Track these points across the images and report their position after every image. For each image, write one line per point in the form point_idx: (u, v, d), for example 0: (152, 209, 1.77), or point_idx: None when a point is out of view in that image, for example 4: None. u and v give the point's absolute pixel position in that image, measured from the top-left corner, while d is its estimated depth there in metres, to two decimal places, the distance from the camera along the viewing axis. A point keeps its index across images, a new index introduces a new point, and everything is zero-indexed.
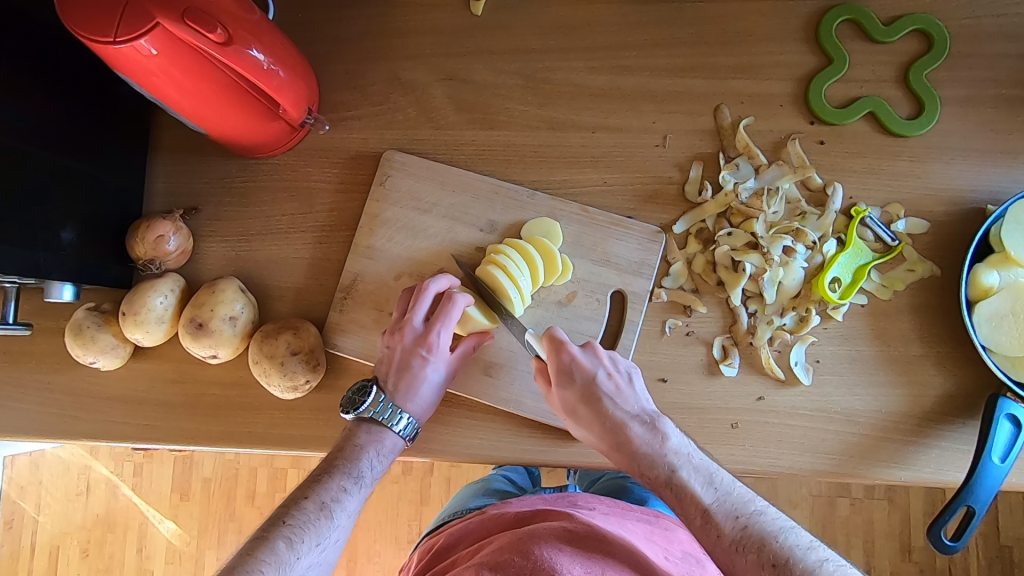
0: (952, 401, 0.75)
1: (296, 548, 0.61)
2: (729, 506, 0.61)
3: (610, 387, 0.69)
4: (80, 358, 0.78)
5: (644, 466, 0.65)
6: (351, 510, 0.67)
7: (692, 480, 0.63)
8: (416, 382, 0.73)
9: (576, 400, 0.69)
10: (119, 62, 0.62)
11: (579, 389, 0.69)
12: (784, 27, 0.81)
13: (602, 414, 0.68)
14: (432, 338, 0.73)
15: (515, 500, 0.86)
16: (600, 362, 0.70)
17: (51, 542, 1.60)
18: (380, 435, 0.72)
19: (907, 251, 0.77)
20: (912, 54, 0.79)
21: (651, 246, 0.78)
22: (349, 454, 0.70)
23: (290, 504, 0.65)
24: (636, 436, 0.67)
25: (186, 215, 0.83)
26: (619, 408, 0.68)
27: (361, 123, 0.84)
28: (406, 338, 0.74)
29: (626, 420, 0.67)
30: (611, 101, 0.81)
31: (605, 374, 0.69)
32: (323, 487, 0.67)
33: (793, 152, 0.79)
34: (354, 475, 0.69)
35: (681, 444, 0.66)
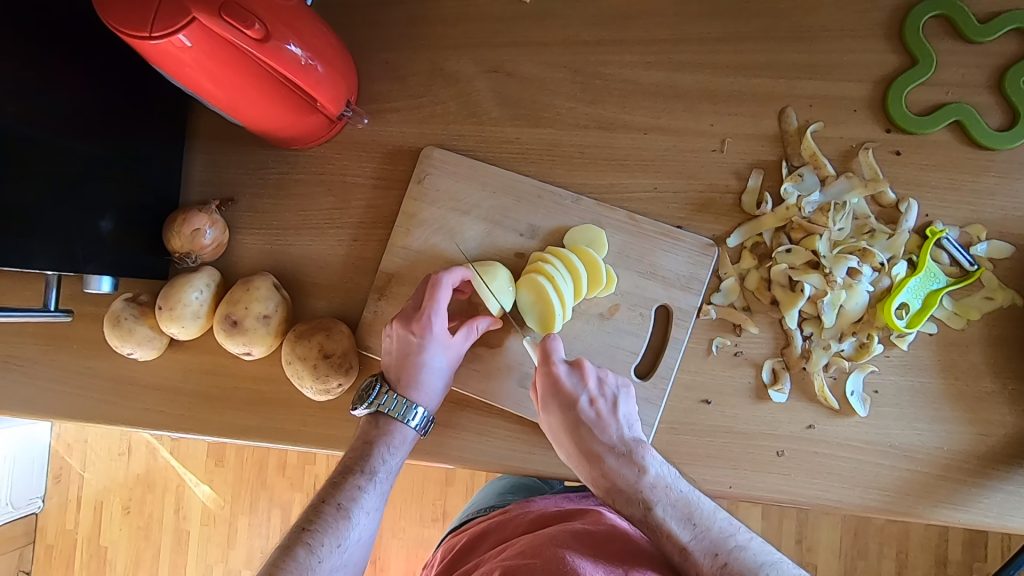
0: (1023, 443, 0.69)
1: (316, 551, 0.63)
2: (718, 547, 0.62)
3: (591, 414, 0.68)
4: (117, 348, 0.78)
5: (618, 500, 0.67)
6: (368, 509, 0.68)
7: (668, 518, 0.64)
8: (417, 371, 0.71)
9: (552, 421, 0.69)
10: (156, 56, 0.59)
11: (560, 415, 0.68)
12: (864, 23, 0.73)
13: (581, 442, 0.68)
14: (426, 323, 0.71)
15: (538, 500, 0.85)
16: (582, 386, 0.68)
17: (95, 497, 1.67)
18: (390, 428, 0.71)
19: (986, 277, 0.70)
20: (1008, 57, 0.71)
21: (702, 259, 0.74)
22: (360, 452, 0.71)
23: (307, 511, 0.66)
24: (611, 467, 0.67)
25: (222, 206, 0.81)
26: (598, 438, 0.68)
27: (401, 116, 0.80)
28: (401, 326, 0.72)
29: (602, 450, 0.68)
30: (666, 100, 0.76)
31: (587, 400, 0.68)
32: (338, 489, 0.68)
33: (865, 163, 0.72)
34: (367, 473, 0.69)
35: (659, 477, 0.66)
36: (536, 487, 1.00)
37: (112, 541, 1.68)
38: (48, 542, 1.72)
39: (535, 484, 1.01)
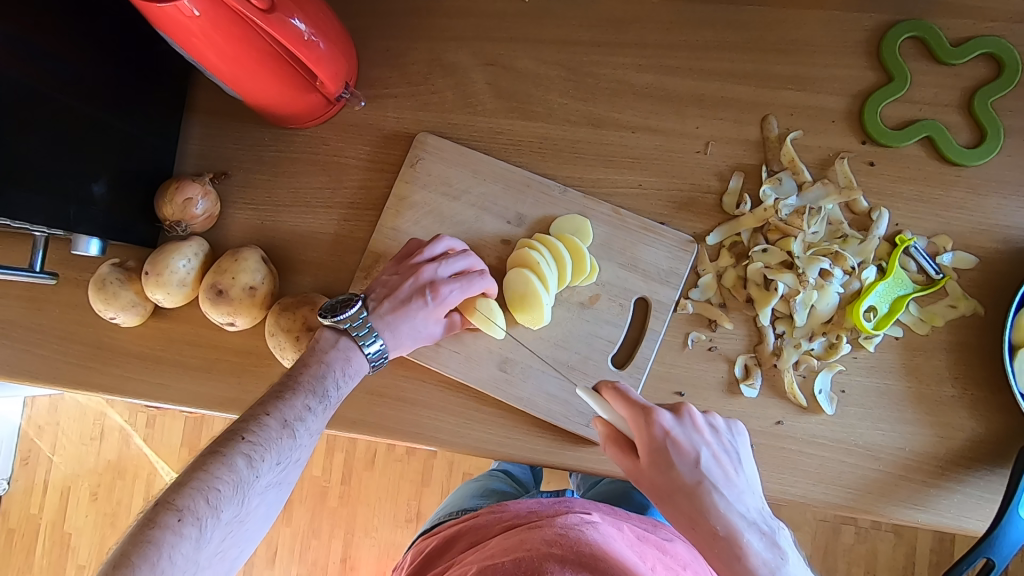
0: (982, 447, 0.72)
1: (255, 466, 0.59)
2: None
3: (718, 475, 0.62)
4: (101, 312, 0.79)
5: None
6: (314, 430, 0.65)
7: None
8: (404, 318, 0.72)
9: (677, 488, 0.62)
10: (161, 21, 0.61)
11: (685, 476, 0.62)
12: (845, 40, 0.77)
13: (710, 509, 0.60)
14: (443, 290, 0.72)
15: (513, 503, 0.79)
16: (706, 444, 0.63)
17: (63, 482, 1.64)
18: (348, 354, 0.70)
19: (951, 286, 0.73)
20: (978, 80, 0.75)
21: (681, 255, 0.76)
22: (313, 371, 0.68)
23: (249, 418, 0.62)
24: (751, 546, 0.59)
25: (215, 179, 0.83)
26: (732, 507, 0.61)
27: (398, 102, 0.83)
28: (419, 277, 0.72)
29: (740, 522, 0.60)
30: (654, 102, 0.79)
31: (713, 461, 0.63)
32: (285, 405, 0.64)
33: (840, 171, 0.75)
34: (319, 395, 0.67)
35: (795, 564, 0.60)
36: (511, 493, 0.99)
37: (77, 528, 1.64)
38: (10, 526, 1.68)
39: (509, 489, 0.99)
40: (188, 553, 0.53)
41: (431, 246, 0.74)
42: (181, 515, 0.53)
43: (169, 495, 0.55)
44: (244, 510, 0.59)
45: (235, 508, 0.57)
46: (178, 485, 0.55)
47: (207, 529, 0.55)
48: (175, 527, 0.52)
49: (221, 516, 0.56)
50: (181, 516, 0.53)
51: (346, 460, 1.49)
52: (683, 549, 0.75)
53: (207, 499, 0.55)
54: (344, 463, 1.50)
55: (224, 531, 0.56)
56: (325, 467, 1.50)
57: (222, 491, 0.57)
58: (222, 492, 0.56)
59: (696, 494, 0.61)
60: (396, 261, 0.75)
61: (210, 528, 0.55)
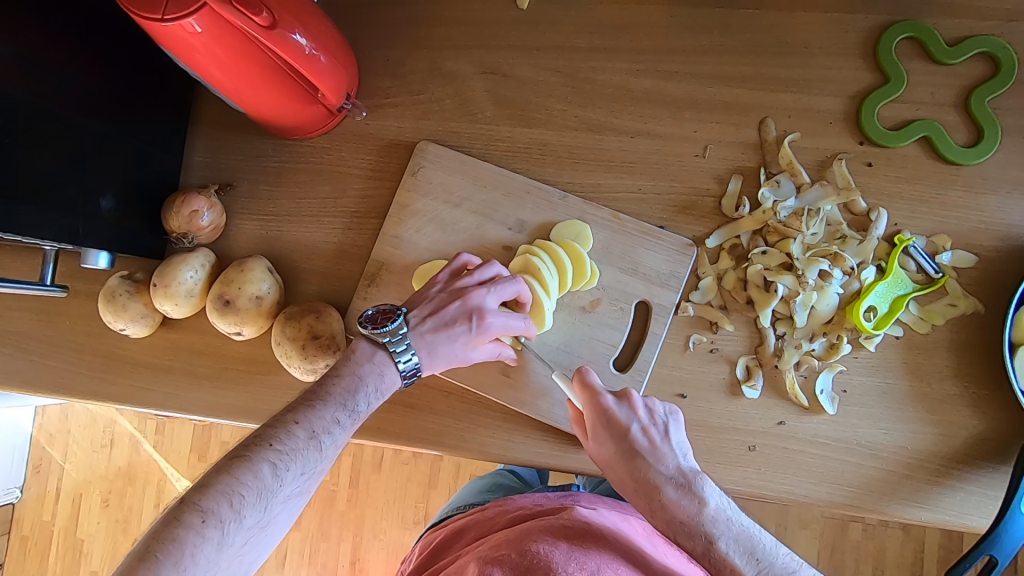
0: (982, 444, 0.72)
1: (281, 474, 0.60)
2: None
3: (641, 442, 0.64)
4: (110, 323, 0.80)
5: (678, 535, 0.60)
6: (340, 443, 0.65)
7: (732, 552, 0.58)
8: (445, 340, 0.71)
9: (611, 457, 0.65)
10: (166, 40, 0.62)
11: (610, 445, 0.65)
12: (841, 42, 0.78)
13: (634, 472, 0.63)
14: (488, 319, 0.71)
15: (518, 498, 0.80)
16: (629, 413, 0.66)
17: (75, 489, 1.66)
18: (380, 370, 0.69)
19: (951, 285, 0.74)
20: (975, 78, 0.75)
21: (681, 258, 0.77)
22: (345, 384, 0.67)
23: (278, 425, 0.62)
24: (668, 498, 0.61)
25: (221, 190, 0.84)
26: (653, 467, 0.63)
27: (399, 111, 0.84)
28: (466, 301, 0.71)
29: (660, 477, 0.62)
30: (652, 106, 0.80)
31: (636, 427, 0.65)
32: (315, 415, 0.64)
33: (838, 172, 0.76)
34: (348, 409, 0.66)
35: (719, 509, 0.60)
36: (516, 489, 1.00)
37: (89, 534, 1.66)
38: (23, 533, 1.70)
39: (515, 485, 1.00)
40: (210, 555, 0.54)
41: (482, 269, 0.73)
42: (205, 517, 0.54)
43: (195, 496, 0.56)
44: (265, 516, 0.59)
45: (258, 514, 0.58)
46: (203, 486, 0.56)
47: (229, 533, 0.55)
48: (199, 528, 0.53)
49: (244, 521, 0.57)
50: (205, 518, 0.54)
51: (354, 464, 1.51)
52: None
53: (231, 503, 0.56)
54: (352, 466, 1.51)
55: (245, 535, 0.57)
56: (333, 471, 1.51)
57: (246, 496, 0.57)
58: (247, 498, 0.57)
59: (623, 462, 0.64)
60: (445, 279, 0.74)
61: (233, 532, 0.56)
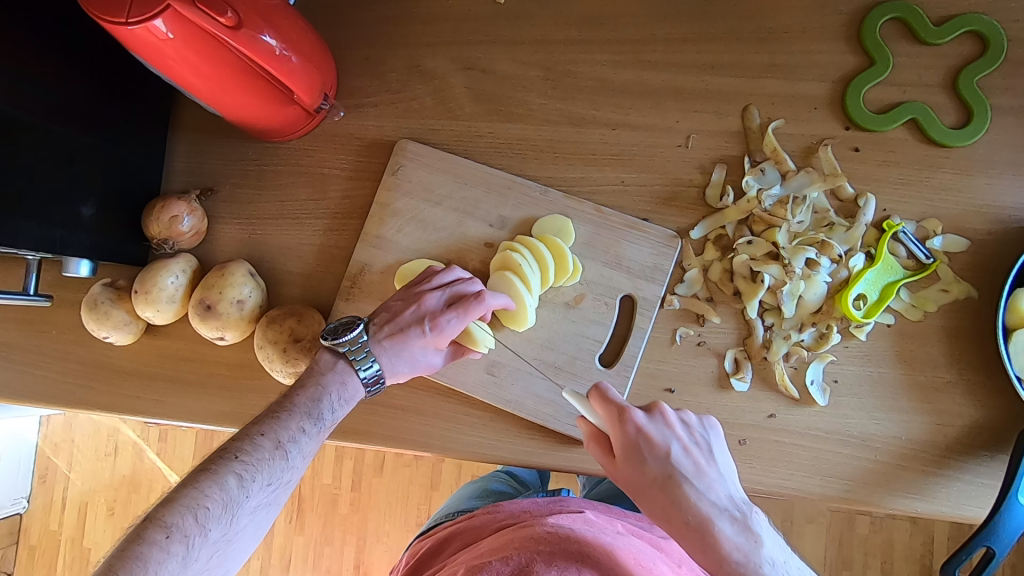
0: (979, 433, 0.70)
1: (246, 486, 0.60)
2: None
3: (689, 472, 0.61)
4: (94, 331, 0.80)
5: None
6: (307, 452, 0.65)
7: None
8: (402, 346, 0.71)
9: (650, 484, 0.61)
10: (134, 44, 0.62)
11: (654, 472, 0.61)
12: (825, 25, 0.76)
13: (681, 502, 0.60)
14: (442, 320, 0.70)
15: (506, 503, 0.79)
16: (671, 435, 0.63)
17: (80, 498, 1.67)
18: (344, 378, 0.70)
19: (943, 270, 0.72)
20: (963, 58, 0.74)
21: (665, 251, 0.75)
22: (309, 393, 0.68)
23: (243, 437, 0.63)
24: (723, 533, 0.58)
25: (202, 196, 0.84)
26: (704, 497, 0.60)
27: (378, 110, 0.83)
28: (420, 305, 0.71)
29: (710, 508, 0.59)
30: (634, 97, 0.78)
31: (679, 453, 0.62)
32: (280, 426, 0.64)
33: (824, 158, 0.74)
34: (313, 417, 0.66)
35: (773, 549, 0.58)
36: (508, 494, 0.99)
37: (96, 542, 1.67)
38: (31, 543, 1.71)
39: (508, 489, 0.99)
40: (174, 572, 0.53)
41: (439, 275, 0.73)
42: (169, 532, 0.53)
43: (159, 512, 0.55)
44: (232, 530, 0.59)
45: (224, 527, 0.58)
46: (167, 501, 0.56)
47: (194, 547, 0.55)
48: (162, 545, 0.53)
49: (209, 535, 0.56)
50: (169, 533, 0.53)
51: (355, 468, 1.50)
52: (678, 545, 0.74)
53: (195, 517, 0.56)
54: (354, 469, 1.50)
55: (211, 549, 0.56)
56: (335, 475, 1.51)
57: (211, 510, 0.57)
58: (211, 511, 0.57)
59: (668, 488, 0.60)
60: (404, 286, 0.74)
61: (198, 546, 0.55)
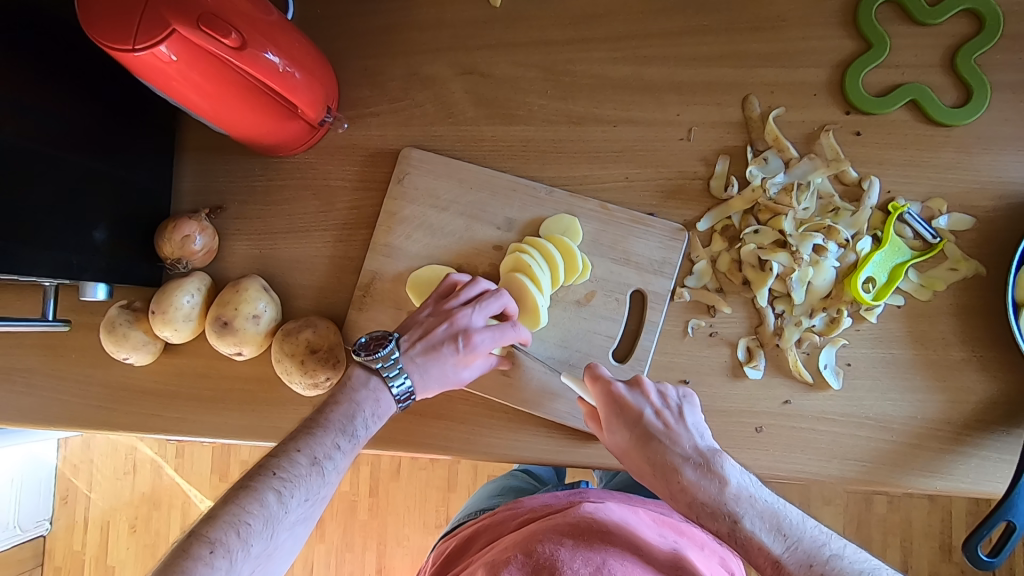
0: (993, 408, 0.71)
1: (285, 501, 0.60)
2: (801, 555, 0.56)
3: (660, 432, 0.64)
4: (114, 353, 0.81)
5: (701, 515, 0.59)
6: (342, 468, 0.65)
7: (758, 530, 0.57)
8: (434, 362, 0.72)
9: (624, 445, 0.65)
10: (139, 68, 0.63)
11: (625, 434, 0.65)
12: (820, 11, 0.76)
13: (652, 457, 0.63)
14: (475, 337, 0.71)
15: (528, 498, 0.80)
16: (641, 399, 0.65)
17: (102, 517, 1.69)
18: (377, 394, 0.70)
19: (950, 249, 0.72)
20: (959, 37, 0.74)
21: (673, 244, 0.76)
22: (344, 410, 0.68)
23: (279, 453, 0.63)
24: (689, 480, 0.61)
25: (212, 214, 0.85)
26: (672, 450, 0.62)
27: (381, 120, 0.84)
28: (453, 323, 0.71)
29: (680, 460, 0.62)
30: (633, 93, 0.79)
31: (649, 414, 0.65)
32: (315, 442, 0.65)
33: (827, 144, 0.75)
34: (347, 433, 0.66)
35: (742, 487, 0.60)
36: (528, 489, 1.00)
37: (120, 560, 1.68)
38: (56, 564, 1.73)
39: (527, 486, 0.99)
40: None
41: (470, 289, 0.73)
42: (214, 548, 0.54)
43: (202, 528, 0.56)
44: (272, 544, 0.59)
45: (265, 542, 0.58)
46: (209, 518, 0.57)
47: (237, 562, 0.56)
48: (208, 559, 0.54)
49: (251, 550, 0.57)
50: (214, 549, 0.54)
51: (372, 474, 1.51)
52: (702, 531, 0.75)
53: (238, 532, 0.56)
54: (371, 476, 1.52)
55: (253, 563, 0.57)
56: (353, 482, 1.52)
57: (252, 525, 0.58)
58: (253, 527, 0.57)
59: (636, 447, 0.64)
60: (435, 301, 0.74)
61: (241, 561, 0.56)
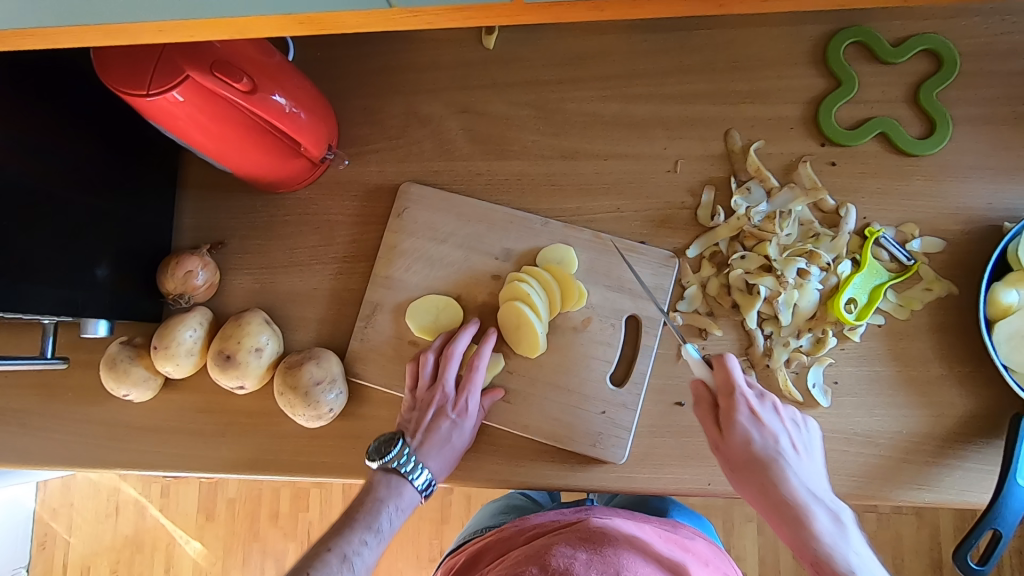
0: (973, 421, 0.74)
1: None
2: (851, 556, 0.58)
3: (788, 448, 0.66)
4: (114, 390, 0.81)
5: (783, 496, 0.63)
6: (369, 563, 0.68)
7: (818, 519, 0.61)
8: (442, 443, 0.75)
9: (725, 396, 0.68)
10: (150, 112, 0.65)
11: (743, 400, 0.67)
12: (792, 53, 0.82)
13: (749, 424, 0.66)
14: (461, 403, 0.76)
15: (534, 516, 0.80)
16: (784, 425, 0.67)
17: (81, 562, 1.63)
18: (398, 489, 0.73)
19: (923, 270, 0.77)
20: (920, 75, 0.80)
21: (664, 271, 0.79)
22: (368, 507, 0.72)
23: (312, 557, 0.66)
24: (789, 470, 0.64)
25: (213, 249, 0.86)
26: (785, 442, 0.66)
27: (380, 156, 0.87)
28: (435, 403, 0.76)
29: (773, 474, 0.64)
30: (622, 129, 0.84)
31: (786, 440, 0.66)
32: (344, 540, 0.68)
33: (805, 174, 0.79)
34: (372, 529, 0.70)
35: (824, 493, 0.64)
36: (529, 507, 1.00)
37: None
38: None
39: (529, 505, 1.00)
40: None
41: (427, 364, 0.77)
42: None
43: None
44: None
45: None
46: None
47: None
48: None
49: None
50: None
51: None
52: (705, 547, 0.76)
53: None
54: None
55: None
56: None
57: None
58: None
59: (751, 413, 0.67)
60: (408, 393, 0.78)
61: None
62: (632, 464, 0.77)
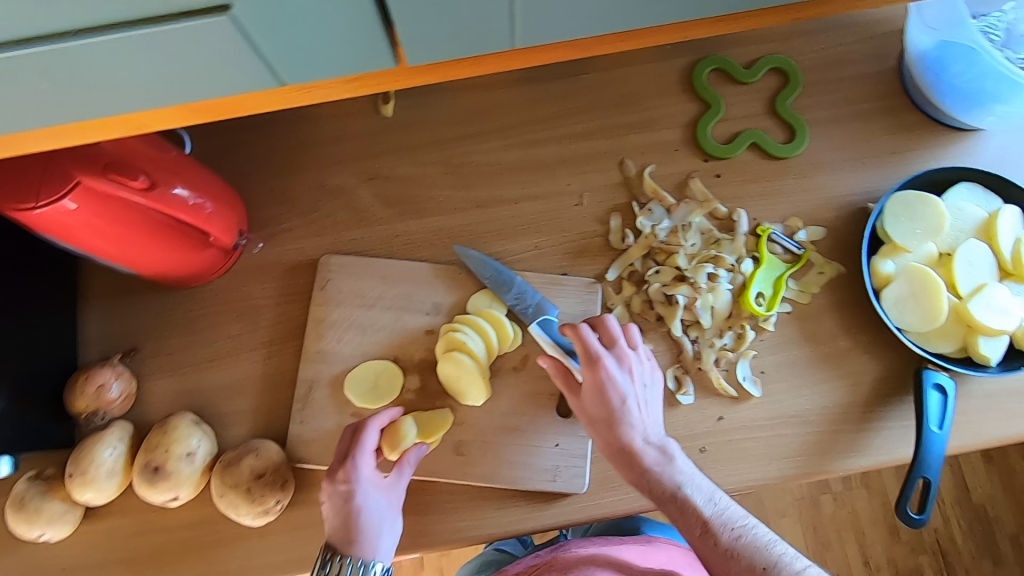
0: (886, 383, 0.81)
1: None
2: (726, 521, 0.66)
3: (653, 428, 0.72)
4: (25, 534, 0.73)
5: (652, 480, 0.69)
6: None
7: (692, 497, 0.68)
8: (357, 518, 0.68)
9: (592, 387, 0.72)
10: (41, 224, 0.62)
11: (595, 392, 0.72)
12: (663, 85, 0.92)
13: (616, 416, 0.71)
14: (353, 469, 0.70)
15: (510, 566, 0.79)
16: (632, 386, 0.72)
17: None
18: None
19: (814, 256, 0.85)
20: (773, 90, 0.92)
21: (589, 297, 0.83)
22: None
23: None
24: (651, 452, 0.70)
25: (126, 357, 0.81)
26: (643, 422, 0.72)
27: (295, 234, 0.87)
28: (333, 479, 0.70)
29: (639, 443, 0.70)
30: (526, 173, 0.88)
31: (635, 402, 0.72)
32: None
33: (696, 188, 0.87)
34: None
35: (688, 465, 0.70)
36: (504, 559, 0.98)
37: None
38: None
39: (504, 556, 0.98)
40: None
41: (335, 449, 0.74)
42: None
43: None
44: None
45: None
46: None
47: None
48: None
49: None
50: None
51: None
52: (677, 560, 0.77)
53: None
54: None
55: None
56: None
57: None
58: None
59: (616, 401, 0.71)
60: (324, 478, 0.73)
61: None
62: (595, 490, 0.77)
